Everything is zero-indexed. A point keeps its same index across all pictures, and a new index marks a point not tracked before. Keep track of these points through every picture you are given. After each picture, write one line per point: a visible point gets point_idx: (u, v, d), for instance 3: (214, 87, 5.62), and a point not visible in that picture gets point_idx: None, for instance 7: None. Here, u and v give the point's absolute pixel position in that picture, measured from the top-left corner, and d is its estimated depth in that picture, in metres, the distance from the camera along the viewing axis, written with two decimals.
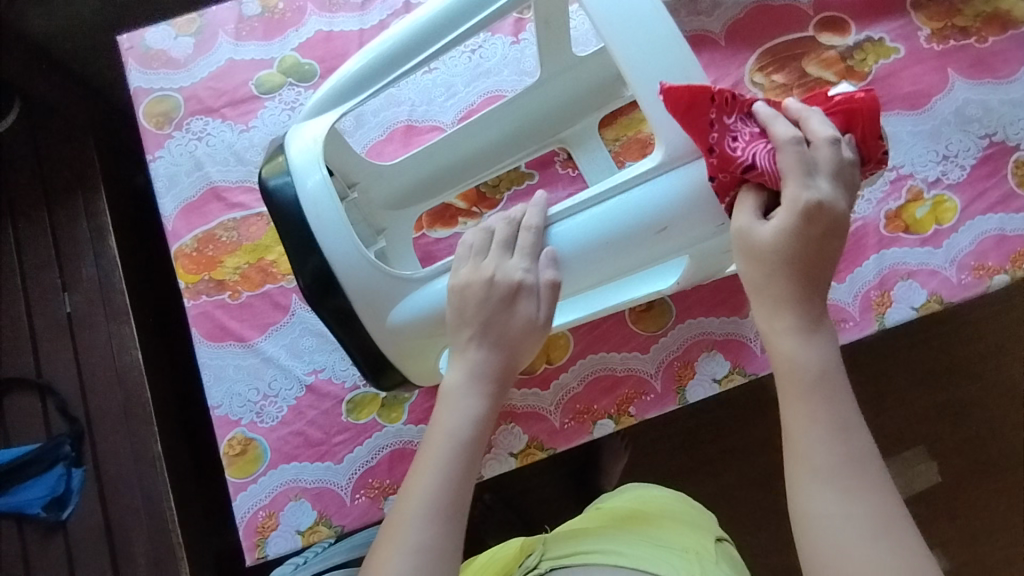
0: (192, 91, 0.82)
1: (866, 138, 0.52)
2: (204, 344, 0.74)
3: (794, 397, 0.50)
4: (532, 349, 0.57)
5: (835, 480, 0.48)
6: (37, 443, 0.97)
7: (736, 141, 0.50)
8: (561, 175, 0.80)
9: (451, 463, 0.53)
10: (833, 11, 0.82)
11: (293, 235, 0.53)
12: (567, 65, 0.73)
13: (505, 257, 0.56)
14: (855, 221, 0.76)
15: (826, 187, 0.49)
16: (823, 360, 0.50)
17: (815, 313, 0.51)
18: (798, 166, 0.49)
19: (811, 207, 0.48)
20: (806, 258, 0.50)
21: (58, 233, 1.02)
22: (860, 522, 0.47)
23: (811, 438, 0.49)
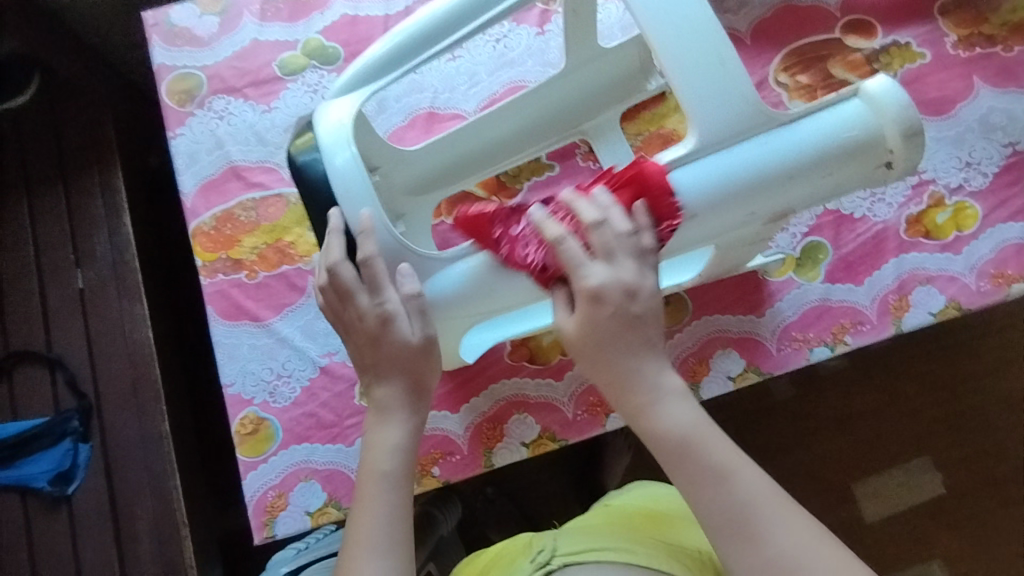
0: (215, 70, 0.82)
1: (655, 202, 0.48)
2: (219, 322, 0.74)
3: (672, 471, 0.48)
4: (428, 362, 0.56)
5: (746, 533, 0.46)
6: (45, 417, 0.97)
7: (525, 248, 0.51)
8: (582, 167, 0.81)
9: (387, 495, 0.55)
10: (860, 14, 0.82)
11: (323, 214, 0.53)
12: (595, 55, 0.73)
13: (354, 300, 0.54)
14: (875, 224, 0.75)
15: (608, 268, 0.47)
16: (677, 423, 0.48)
17: (654, 383, 0.49)
18: (575, 257, 0.47)
19: (593, 295, 0.47)
20: (617, 342, 0.48)
21: (73, 208, 1.02)
22: (784, 568, 0.45)
23: (704, 501, 0.47)
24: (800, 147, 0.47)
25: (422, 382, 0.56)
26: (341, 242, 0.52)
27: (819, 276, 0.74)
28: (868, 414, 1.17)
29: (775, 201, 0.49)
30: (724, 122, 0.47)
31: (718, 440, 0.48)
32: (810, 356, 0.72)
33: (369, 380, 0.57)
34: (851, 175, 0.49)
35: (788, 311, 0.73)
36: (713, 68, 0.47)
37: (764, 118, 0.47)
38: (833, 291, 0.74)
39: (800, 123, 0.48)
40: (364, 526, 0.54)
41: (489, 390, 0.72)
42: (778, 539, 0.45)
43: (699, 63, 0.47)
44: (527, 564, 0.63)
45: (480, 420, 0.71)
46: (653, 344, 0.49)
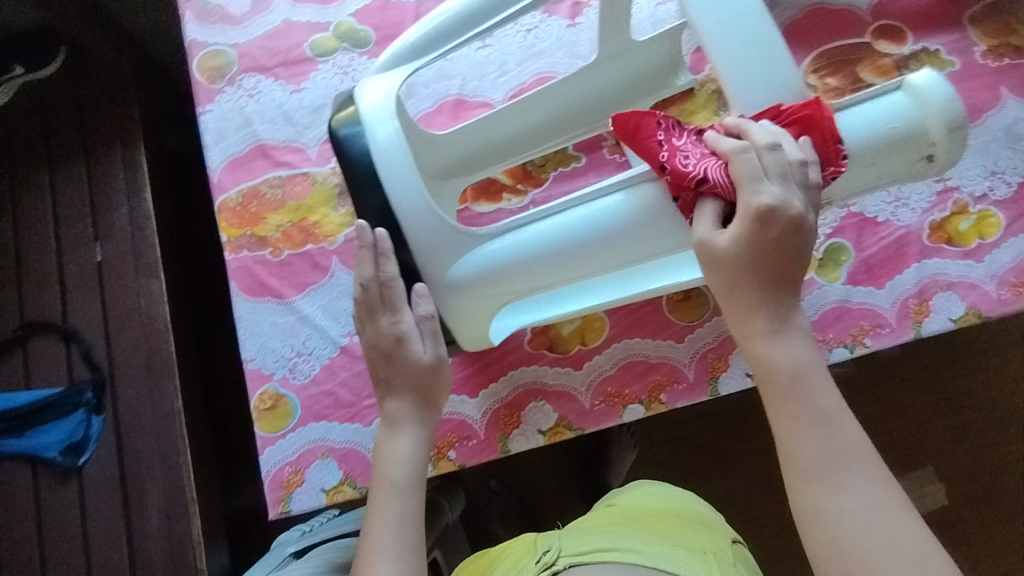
0: (246, 48, 0.82)
1: (825, 143, 0.47)
2: (242, 298, 0.75)
3: (777, 400, 0.48)
4: (442, 379, 0.60)
5: (833, 478, 0.45)
6: (59, 387, 0.97)
7: (687, 159, 0.49)
8: (608, 160, 0.80)
9: (399, 503, 0.56)
10: (890, 20, 0.82)
11: (363, 184, 0.54)
12: (624, 48, 0.73)
13: (375, 317, 0.58)
14: (898, 229, 0.76)
15: (779, 189, 0.46)
16: (799, 359, 0.48)
17: (786, 316, 0.48)
18: (746, 173, 0.46)
19: (765, 212, 0.45)
20: (762, 271, 0.47)
21: (94, 181, 1.02)
22: (863, 526, 0.44)
23: (808, 436, 0.46)
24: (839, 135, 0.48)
25: (431, 397, 0.60)
26: (369, 261, 0.56)
27: (840, 278, 0.74)
28: (875, 422, 1.17)
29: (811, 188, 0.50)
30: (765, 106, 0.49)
31: (831, 389, 0.48)
32: (828, 357, 0.73)
33: (381, 395, 0.60)
34: (889, 167, 0.50)
35: (809, 311, 0.74)
36: (759, 55, 0.49)
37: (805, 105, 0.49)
38: (854, 293, 0.74)
39: (847, 113, 0.49)
40: (379, 531, 0.55)
41: (508, 376, 0.72)
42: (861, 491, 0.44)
43: (743, 49, 0.49)
44: (533, 565, 0.62)
45: (498, 406, 0.72)
46: (791, 283, 0.48)
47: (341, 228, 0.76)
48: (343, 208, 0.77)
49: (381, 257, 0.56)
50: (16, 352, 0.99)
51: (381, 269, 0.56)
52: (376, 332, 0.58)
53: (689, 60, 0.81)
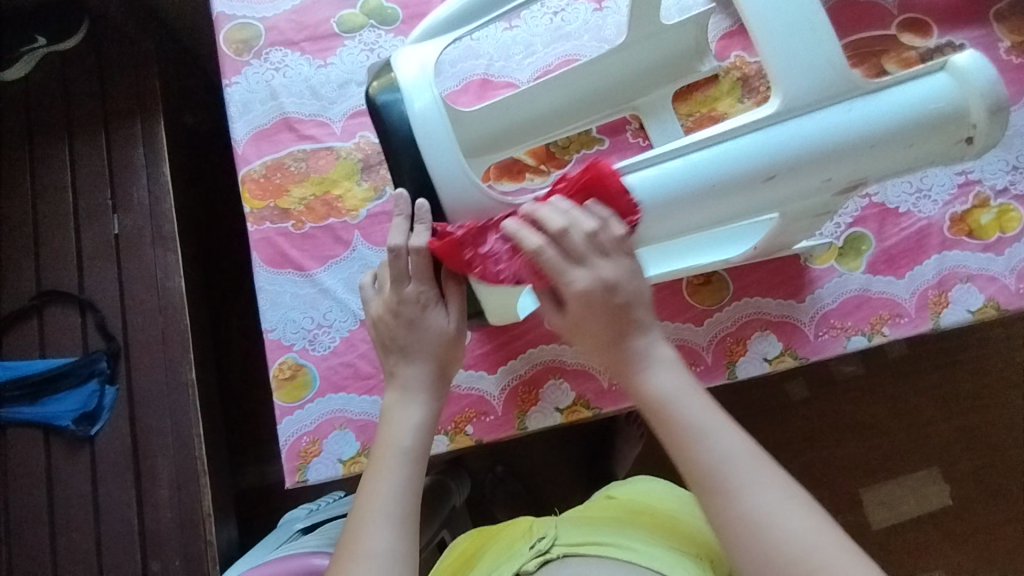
0: (274, 22, 0.82)
1: (611, 200, 0.49)
2: (264, 269, 0.75)
3: (660, 429, 0.48)
4: (456, 355, 0.57)
5: (724, 489, 0.45)
6: (73, 356, 0.97)
7: (497, 264, 0.51)
8: (632, 143, 0.82)
9: (402, 470, 0.51)
10: (916, 13, 0.82)
11: (401, 153, 0.53)
12: (656, 31, 0.72)
13: (401, 286, 0.55)
14: (920, 220, 0.76)
15: (586, 270, 0.48)
16: (663, 385, 0.49)
17: (645, 349, 0.50)
18: (556, 264, 0.48)
19: (583, 293, 0.48)
20: (608, 326, 0.49)
21: (114, 154, 1.02)
22: (760, 522, 0.44)
23: (695, 456, 0.46)
24: (882, 116, 0.48)
25: (447, 369, 0.57)
26: (401, 228, 0.54)
27: (861, 267, 0.75)
28: (880, 420, 1.17)
29: (851, 168, 0.49)
30: (811, 86, 0.47)
31: (705, 403, 0.49)
32: (847, 344, 0.73)
33: (392, 362, 0.56)
34: (930, 148, 0.50)
35: (829, 298, 0.74)
36: (805, 36, 0.47)
37: (850, 86, 0.48)
38: (873, 282, 0.74)
39: (885, 95, 0.48)
40: (374, 496, 0.50)
41: (527, 354, 0.72)
42: (751, 495, 0.44)
43: (791, 26, 0.47)
44: (525, 549, 0.60)
45: (516, 383, 0.72)
46: (637, 324, 0.50)
47: (364, 202, 0.77)
48: (367, 182, 0.77)
49: (414, 228, 0.54)
50: (31, 321, 0.99)
51: (412, 237, 0.54)
52: (395, 300, 0.56)
53: (716, 47, 0.81)
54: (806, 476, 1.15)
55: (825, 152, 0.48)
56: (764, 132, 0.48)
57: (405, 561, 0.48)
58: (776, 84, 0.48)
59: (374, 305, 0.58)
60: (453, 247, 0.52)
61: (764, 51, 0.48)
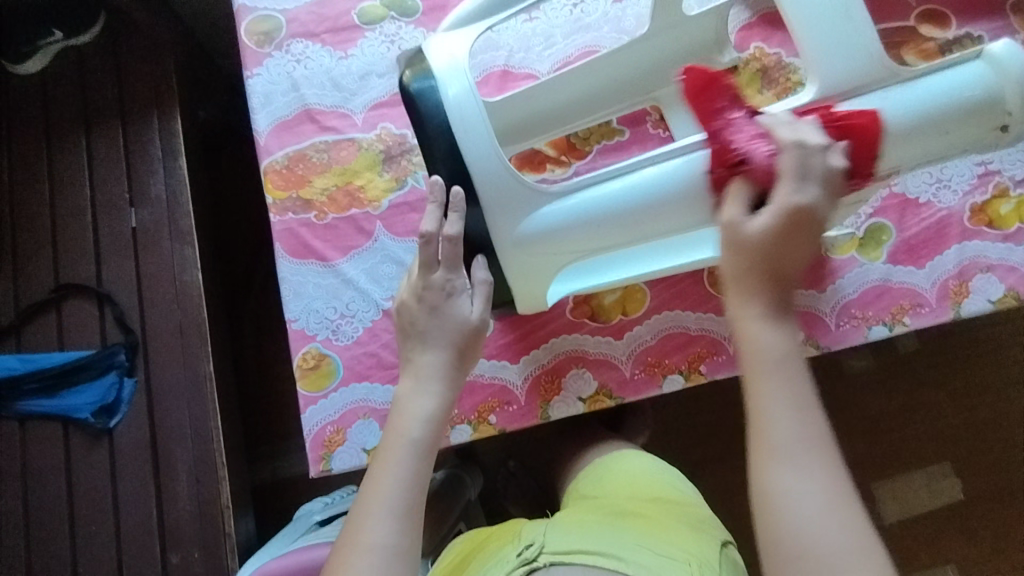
0: (295, 14, 0.82)
1: (858, 152, 0.48)
2: (287, 259, 0.75)
3: (758, 380, 0.45)
4: (476, 347, 0.56)
5: (789, 465, 0.43)
6: (92, 349, 0.98)
7: (735, 137, 0.50)
8: (653, 134, 0.82)
9: (409, 462, 0.50)
10: (935, 4, 0.82)
11: (437, 139, 0.54)
12: (674, 22, 0.73)
13: (428, 271, 0.55)
14: (940, 210, 0.76)
15: (814, 192, 0.46)
16: (776, 346, 0.45)
17: (780, 296, 0.46)
18: (792, 168, 0.46)
19: (797, 211, 0.45)
20: (783, 253, 0.46)
21: (131, 149, 1.02)
22: (809, 516, 0.42)
23: (781, 420, 0.44)
24: (919, 102, 0.49)
25: (463, 360, 0.56)
26: (435, 215, 0.54)
27: (881, 257, 0.75)
28: (893, 415, 1.17)
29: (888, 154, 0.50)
30: (846, 71, 0.49)
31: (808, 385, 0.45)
32: (867, 334, 0.73)
33: (410, 348, 0.55)
34: (964, 135, 0.51)
35: (849, 289, 0.74)
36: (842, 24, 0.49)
37: (886, 71, 0.49)
38: (894, 272, 0.74)
39: (920, 82, 0.49)
40: (380, 486, 0.49)
41: (549, 344, 0.73)
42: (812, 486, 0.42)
43: (824, 15, 0.49)
44: (511, 557, 0.60)
45: (539, 373, 0.72)
46: (792, 275, 0.47)
47: (386, 193, 0.77)
48: (388, 173, 0.78)
49: (448, 215, 0.55)
50: (50, 314, 0.99)
51: (445, 224, 0.54)
52: (422, 286, 0.55)
53: (735, 38, 0.81)
54: None
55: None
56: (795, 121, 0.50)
57: (405, 556, 0.47)
58: (812, 70, 0.49)
59: (401, 291, 0.58)
60: (710, 105, 0.51)
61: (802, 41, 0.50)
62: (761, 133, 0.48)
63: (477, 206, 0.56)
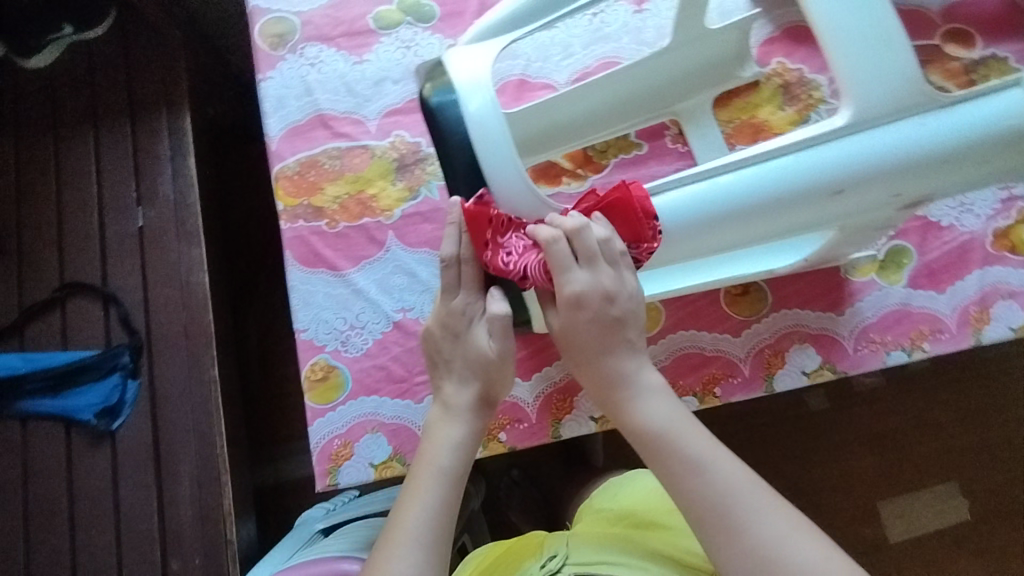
0: (310, 16, 0.81)
1: (627, 221, 0.51)
2: (296, 267, 0.74)
3: (652, 460, 0.51)
4: (505, 377, 0.55)
5: (727, 526, 0.47)
6: (96, 350, 0.96)
7: (508, 255, 0.51)
8: (670, 150, 0.79)
9: (434, 491, 0.50)
10: (960, 23, 0.80)
11: (457, 157, 0.53)
12: (698, 35, 0.71)
13: (449, 297, 0.55)
14: (962, 234, 0.75)
15: (594, 275, 0.50)
16: (659, 420, 0.51)
17: (635, 377, 0.52)
18: (560, 261, 0.50)
19: (577, 297, 0.50)
20: (598, 339, 0.51)
21: (140, 147, 1.01)
22: (766, 556, 0.46)
23: (691, 489, 0.48)
24: (959, 130, 0.47)
25: (490, 393, 0.55)
26: (454, 237, 0.54)
27: (902, 281, 0.73)
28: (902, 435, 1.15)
29: (921, 184, 0.49)
30: (885, 97, 0.47)
31: (703, 439, 0.50)
32: (886, 359, 0.72)
33: (439, 377, 0.56)
34: (1001, 165, 0.49)
35: (868, 312, 0.73)
36: (882, 46, 0.46)
37: (926, 98, 0.47)
38: (915, 296, 0.73)
39: (960, 108, 0.48)
40: (406, 514, 0.49)
41: (562, 361, 0.72)
42: (758, 527, 0.47)
43: (864, 33, 0.46)
44: (537, 570, 0.59)
45: (551, 391, 0.71)
46: (624, 343, 0.52)
47: (399, 202, 0.76)
48: (402, 182, 0.77)
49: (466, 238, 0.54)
50: (54, 313, 0.98)
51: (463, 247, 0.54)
52: (443, 317, 0.55)
53: (757, 53, 0.80)
54: (824, 487, 1.14)
55: (897, 166, 0.48)
56: (822, 149, 0.48)
57: None
58: (850, 93, 0.47)
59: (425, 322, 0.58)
60: (480, 235, 0.52)
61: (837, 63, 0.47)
62: (528, 239, 0.51)
63: None
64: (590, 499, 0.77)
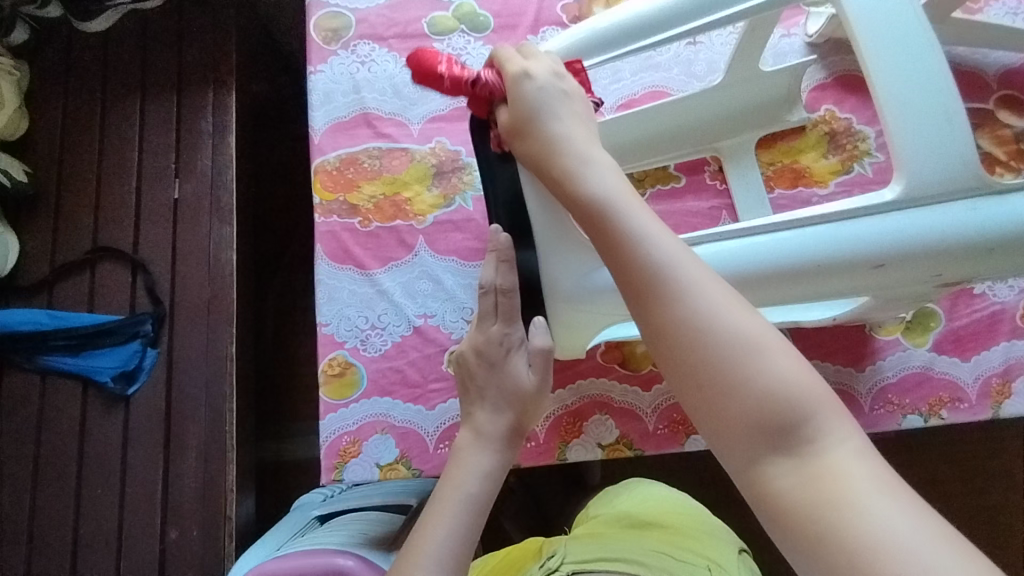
0: (365, 15, 0.82)
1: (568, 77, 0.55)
2: (325, 261, 0.75)
3: (592, 227, 0.43)
4: (537, 408, 0.57)
5: (663, 295, 0.38)
6: (119, 314, 0.98)
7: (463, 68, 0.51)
8: (708, 186, 0.79)
9: (460, 516, 0.48)
10: (1017, 89, 0.79)
11: (501, 180, 0.55)
12: (751, 77, 0.73)
13: (485, 326, 0.57)
14: (993, 304, 0.74)
15: (541, 60, 0.51)
16: (600, 189, 0.44)
17: (583, 150, 0.47)
18: (508, 57, 0.51)
19: (528, 70, 0.50)
20: (548, 108, 0.48)
21: (184, 121, 1.02)
22: (701, 331, 0.36)
23: (627, 254, 0.40)
24: (1011, 217, 0.48)
25: (521, 424, 0.56)
26: (491, 265, 0.56)
27: (927, 344, 0.73)
28: None
29: (965, 267, 0.50)
30: (937, 176, 0.48)
31: (650, 215, 0.42)
32: (901, 422, 0.71)
33: (471, 404, 0.57)
34: None
35: (889, 372, 0.72)
36: (939, 128, 0.49)
37: (977, 183, 0.49)
38: (937, 361, 0.72)
39: (1012, 197, 0.49)
40: (429, 537, 0.47)
41: (576, 385, 0.72)
42: (688, 290, 0.38)
43: (925, 115, 0.49)
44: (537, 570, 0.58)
45: (562, 413, 0.72)
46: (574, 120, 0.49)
47: (432, 208, 0.77)
48: (437, 189, 0.77)
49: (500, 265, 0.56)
50: (84, 273, 1.00)
51: (500, 276, 0.56)
52: (481, 345, 0.57)
53: (806, 98, 0.79)
54: None
55: (944, 246, 0.48)
56: (873, 219, 0.49)
57: None
58: (903, 168, 0.49)
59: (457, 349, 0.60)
60: (432, 61, 0.49)
61: (895, 138, 0.49)
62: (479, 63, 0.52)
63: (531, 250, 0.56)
64: (589, 507, 0.80)
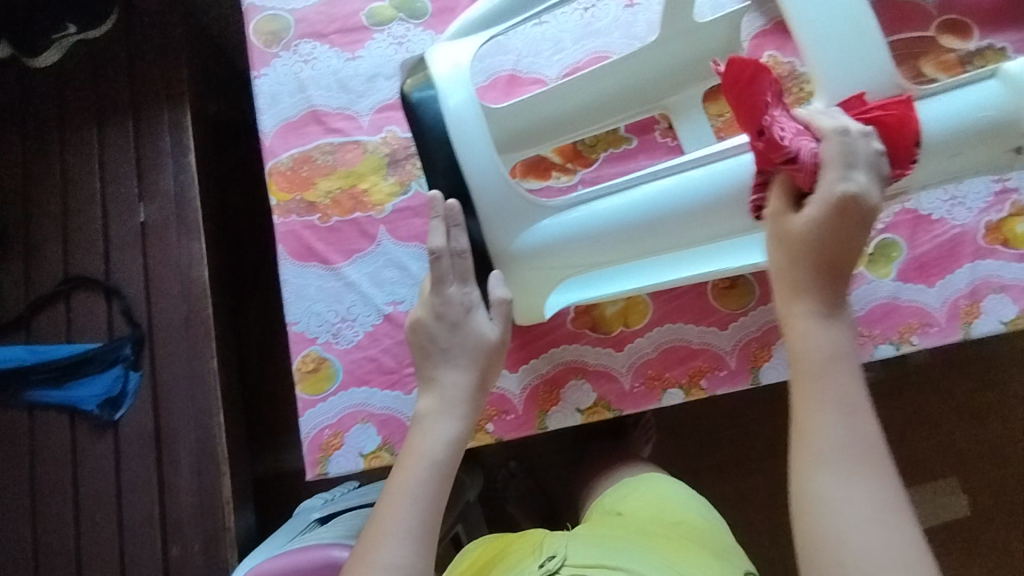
0: (303, 14, 0.82)
1: (897, 146, 0.49)
2: (289, 261, 0.75)
3: (805, 378, 0.45)
4: (497, 365, 0.60)
5: (841, 474, 0.42)
6: (98, 342, 0.99)
7: (783, 132, 0.46)
8: (660, 143, 0.80)
9: (425, 483, 0.52)
10: (957, 14, 0.80)
11: (437, 151, 0.56)
12: (685, 29, 0.72)
13: (442, 287, 0.59)
14: (953, 228, 0.74)
15: (863, 179, 0.45)
16: (832, 347, 0.45)
17: (836, 299, 0.46)
18: (839, 158, 0.45)
19: (846, 200, 0.44)
20: (837, 252, 0.45)
21: (141, 143, 1.03)
22: (857, 523, 0.41)
23: (827, 425, 0.44)
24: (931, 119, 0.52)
25: (485, 381, 0.59)
26: (441, 231, 0.58)
27: (891, 274, 0.73)
28: (906, 429, 1.11)
29: None
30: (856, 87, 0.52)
31: (860, 387, 0.45)
32: (873, 353, 0.72)
33: (432, 367, 0.58)
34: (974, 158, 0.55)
35: (857, 305, 0.73)
36: (854, 43, 0.52)
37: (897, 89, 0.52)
38: (903, 290, 0.73)
39: (929, 103, 0.53)
40: (395, 509, 0.51)
41: (549, 353, 0.72)
42: (870, 489, 0.42)
43: (837, 31, 0.52)
44: (534, 568, 0.59)
45: (538, 382, 0.72)
46: (848, 273, 0.46)
47: (390, 197, 0.77)
48: (393, 177, 0.78)
49: (450, 229, 0.58)
50: (59, 306, 1.01)
51: (451, 240, 0.58)
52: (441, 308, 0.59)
53: (749, 45, 0.80)
54: None
55: None
56: None
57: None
58: (823, 85, 0.53)
59: (416, 310, 0.60)
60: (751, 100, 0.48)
61: (812, 58, 0.53)
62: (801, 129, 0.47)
63: (476, 219, 0.58)
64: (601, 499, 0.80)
